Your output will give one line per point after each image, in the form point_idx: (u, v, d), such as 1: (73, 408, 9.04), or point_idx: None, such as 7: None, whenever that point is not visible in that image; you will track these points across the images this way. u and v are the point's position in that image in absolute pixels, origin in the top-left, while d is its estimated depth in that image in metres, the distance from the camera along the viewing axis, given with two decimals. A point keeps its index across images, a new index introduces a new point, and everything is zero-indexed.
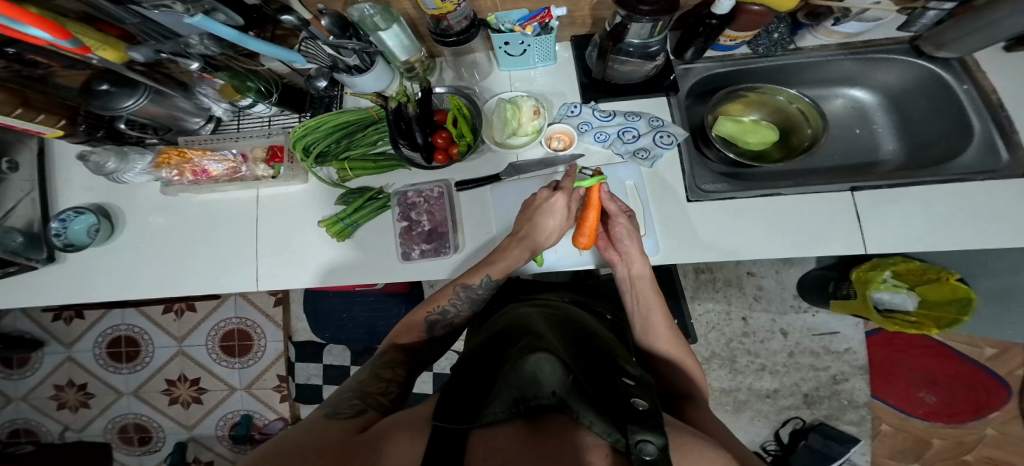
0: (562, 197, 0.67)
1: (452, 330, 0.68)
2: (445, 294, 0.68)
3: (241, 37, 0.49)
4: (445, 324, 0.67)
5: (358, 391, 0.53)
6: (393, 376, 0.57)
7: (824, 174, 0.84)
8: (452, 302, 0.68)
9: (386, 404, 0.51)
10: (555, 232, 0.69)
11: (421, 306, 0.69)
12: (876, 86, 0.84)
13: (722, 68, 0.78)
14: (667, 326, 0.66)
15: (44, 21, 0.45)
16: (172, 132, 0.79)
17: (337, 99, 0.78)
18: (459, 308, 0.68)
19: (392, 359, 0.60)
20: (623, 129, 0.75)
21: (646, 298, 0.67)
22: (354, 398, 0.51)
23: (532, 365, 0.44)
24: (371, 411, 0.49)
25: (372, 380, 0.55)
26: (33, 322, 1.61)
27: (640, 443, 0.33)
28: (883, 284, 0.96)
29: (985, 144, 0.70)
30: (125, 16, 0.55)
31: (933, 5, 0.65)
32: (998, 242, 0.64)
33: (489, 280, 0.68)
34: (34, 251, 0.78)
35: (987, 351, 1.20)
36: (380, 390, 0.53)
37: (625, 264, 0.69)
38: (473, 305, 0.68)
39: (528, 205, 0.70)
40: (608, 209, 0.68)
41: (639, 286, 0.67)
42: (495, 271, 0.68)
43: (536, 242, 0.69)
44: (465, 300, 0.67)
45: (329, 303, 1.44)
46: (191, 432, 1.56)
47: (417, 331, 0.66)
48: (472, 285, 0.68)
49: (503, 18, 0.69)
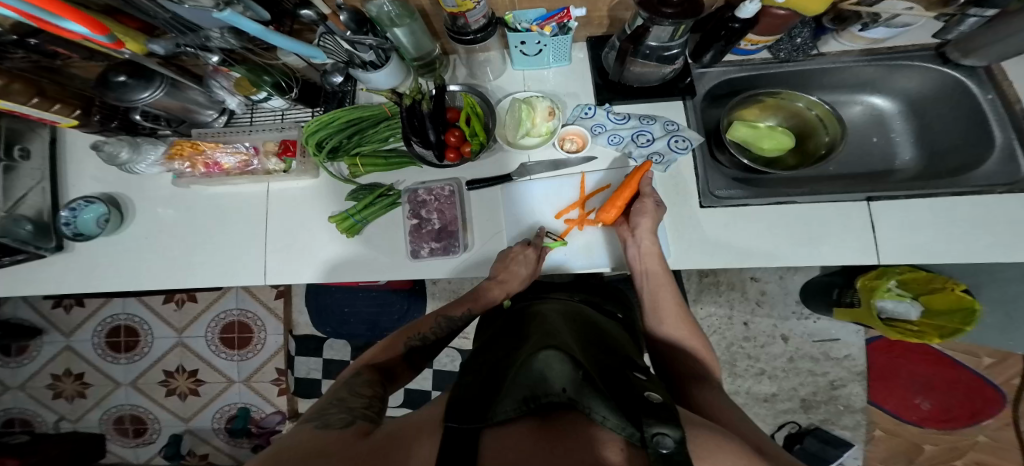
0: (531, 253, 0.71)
1: (427, 353, 0.69)
2: (425, 324, 0.71)
3: (265, 32, 0.49)
4: (423, 348, 0.69)
5: (344, 405, 0.51)
6: (372, 392, 0.56)
7: (838, 182, 0.83)
8: (431, 329, 0.70)
9: (372, 415, 0.50)
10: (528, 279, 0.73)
11: (398, 331, 0.70)
12: (895, 93, 0.84)
13: (740, 72, 0.78)
14: (672, 302, 0.66)
15: (87, 18, 0.46)
16: (185, 124, 0.78)
17: (350, 94, 0.78)
18: (438, 333, 0.70)
19: (370, 378, 0.59)
20: (637, 132, 0.76)
21: (654, 277, 0.67)
22: (340, 411, 0.49)
23: (541, 364, 0.45)
24: (361, 421, 0.48)
25: (354, 397, 0.53)
26: (33, 310, 1.60)
27: (657, 436, 0.33)
28: (887, 293, 0.96)
29: (1007, 155, 0.69)
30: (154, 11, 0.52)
31: (973, 12, 0.62)
32: (1005, 254, 0.64)
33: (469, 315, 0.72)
34: (43, 240, 0.78)
35: (984, 360, 1.19)
36: (363, 404, 0.52)
37: (639, 260, 0.68)
38: (450, 331, 0.71)
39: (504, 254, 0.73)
40: (642, 191, 0.70)
41: (649, 266, 0.67)
42: (475, 306, 0.72)
43: (513, 288, 0.72)
44: (444, 327, 0.70)
45: (333, 298, 1.44)
46: (187, 424, 1.57)
47: (394, 352, 0.66)
48: (453, 317, 0.72)
49: (519, 18, 0.69)
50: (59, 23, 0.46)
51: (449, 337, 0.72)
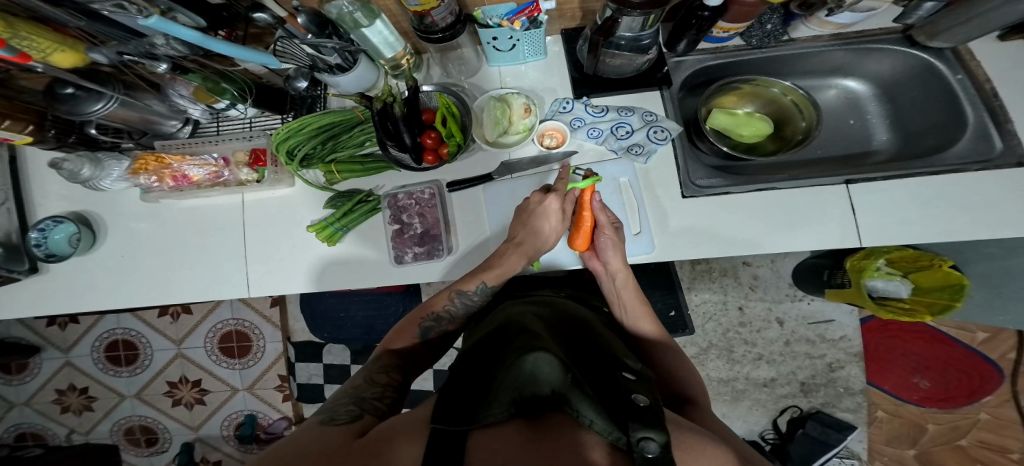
0: (553, 201, 0.67)
1: (445, 335, 0.67)
2: (440, 301, 0.67)
3: (204, 39, 0.47)
4: (439, 331, 0.66)
5: (355, 396, 0.51)
6: (388, 380, 0.56)
7: (817, 165, 0.83)
8: (446, 310, 0.67)
9: (382, 409, 0.50)
10: (549, 242, 0.70)
11: (415, 312, 0.68)
12: (868, 76, 0.82)
13: (714, 60, 0.77)
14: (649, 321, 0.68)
15: None
16: (148, 135, 0.76)
17: (320, 99, 0.76)
18: (454, 315, 0.67)
19: (387, 364, 0.58)
20: (616, 124, 0.74)
21: (631, 307, 0.68)
22: (351, 401, 0.50)
23: (531, 364, 0.42)
24: (369, 414, 0.47)
25: (366, 385, 0.53)
26: (28, 329, 1.58)
27: (642, 441, 0.32)
28: (877, 273, 0.94)
29: (979, 133, 0.68)
30: (68, 19, 0.50)
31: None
32: (1002, 232, 0.63)
33: (484, 287, 0.67)
34: (15, 262, 0.76)
35: (979, 336, 1.20)
36: (376, 395, 0.52)
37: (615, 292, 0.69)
38: (468, 312, 0.68)
39: (521, 210, 0.70)
40: (599, 221, 0.67)
41: (624, 296, 0.68)
42: (490, 278, 0.67)
43: (532, 249, 0.68)
44: (461, 308, 0.67)
45: (326, 303, 1.42)
46: (196, 432, 1.56)
47: (410, 336, 0.64)
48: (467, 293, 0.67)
49: (489, 13, 0.66)
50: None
51: (469, 318, 0.69)
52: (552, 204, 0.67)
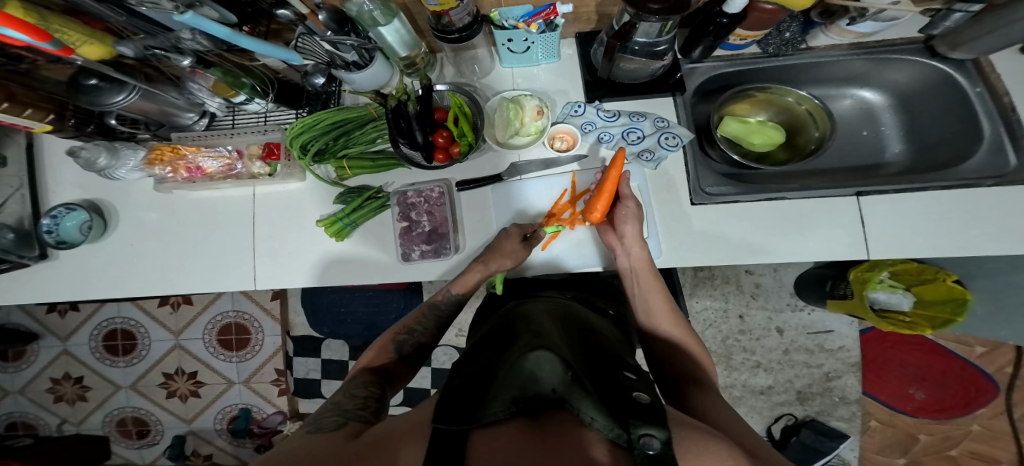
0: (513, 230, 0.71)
1: (421, 349, 0.68)
2: (414, 315, 0.71)
3: (233, 35, 0.49)
4: (414, 342, 0.68)
5: (337, 408, 0.51)
6: (368, 393, 0.56)
7: (824, 175, 0.83)
8: (420, 321, 0.70)
9: (367, 416, 0.50)
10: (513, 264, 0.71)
11: (392, 330, 0.70)
12: (885, 86, 0.83)
13: (730, 67, 0.77)
14: (665, 305, 0.66)
15: (21, 23, 0.45)
16: (164, 127, 0.77)
17: (335, 95, 0.76)
18: (426, 326, 0.69)
19: (365, 380, 0.59)
20: (628, 129, 0.74)
21: (643, 279, 0.66)
22: (334, 413, 0.49)
23: (531, 364, 0.43)
24: (355, 422, 0.48)
25: (348, 399, 0.53)
26: (28, 316, 1.58)
27: (644, 438, 0.32)
28: (880, 284, 0.96)
29: (993, 149, 0.69)
30: (109, 15, 0.51)
31: (959, 7, 0.63)
32: (1003, 247, 0.64)
33: (451, 297, 0.70)
34: (26, 248, 0.77)
35: (977, 349, 1.21)
36: (358, 405, 0.52)
37: (626, 258, 0.68)
38: (438, 324, 0.70)
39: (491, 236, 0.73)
40: (623, 192, 0.70)
41: (638, 274, 0.67)
42: (456, 288, 0.70)
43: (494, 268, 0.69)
44: (432, 318, 0.69)
45: (329, 298, 1.43)
46: (189, 425, 1.56)
47: (388, 352, 0.65)
48: (438, 304, 0.70)
49: (505, 15, 0.67)
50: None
51: (442, 330, 0.71)
52: (513, 229, 0.71)
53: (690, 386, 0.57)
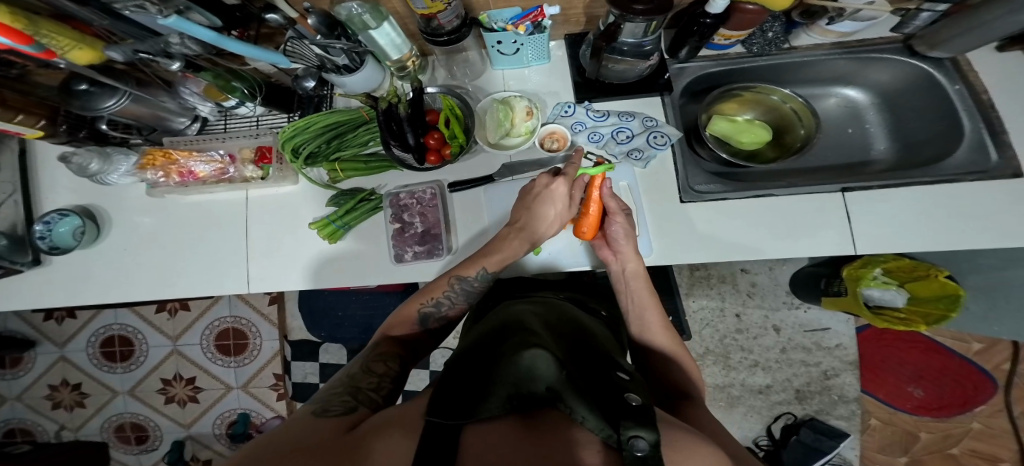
0: (562, 183, 0.66)
1: (446, 321, 0.68)
2: (440, 287, 0.67)
3: (221, 38, 0.49)
4: (441, 315, 0.67)
5: (350, 386, 0.51)
6: (385, 370, 0.56)
7: (814, 174, 0.84)
8: (446, 294, 0.67)
9: (377, 401, 0.50)
10: (554, 225, 0.68)
11: (415, 297, 0.69)
12: (868, 85, 0.84)
13: (716, 67, 0.78)
14: (660, 321, 0.66)
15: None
16: (156, 132, 0.77)
17: (327, 99, 0.77)
18: (455, 300, 0.67)
19: (386, 352, 0.59)
20: (617, 129, 0.75)
21: (639, 296, 0.67)
22: (346, 392, 0.50)
23: (528, 361, 0.44)
24: (364, 408, 0.47)
25: (363, 375, 0.54)
26: (25, 322, 1.58)
27: (632, 439, 0.32)
28: (874, 281, 0.96)
29: (974, 145, 0.70)
30: (93, 18, 0.51)
31: (926, 7, 0.65)
32: (995, 243, 0.64)
33: (484, 273, 0.67)
34: (20, 254, 0.77)
35: (974, 346, 1.22)
36: (371, 386, 0.52)
37: (619, 263, 0.69)
38: (468, 299, 0.68)
39: (527, 192, 0.69)
40: (608, 207, 0.67)
41: (633, 285, 0.67)
42: (491, 265, 0.67)
43: (536, 233, 0.68)
44: (461, 293, 0.67)
45: (325, 302, 1.43)
46: (188, 430, 1.56)
47: (410, 324, 0.65)
48: (468, 278, 0.67)
49: (495, 17, 0.68)
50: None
51: (468, 304, 0.70)
52: (559, 185, 0.66)
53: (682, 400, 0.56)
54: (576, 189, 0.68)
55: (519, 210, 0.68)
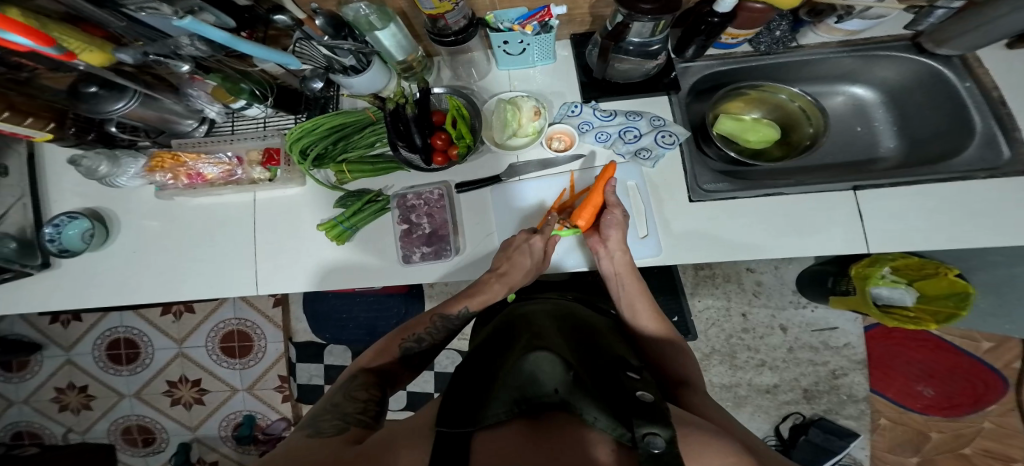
0: (539, 240, 0.68)
1: (424, 354, 0.66)
2: (420, 324, 0.68)
3: (233, 39, 0.49)
4: (421, 349, 0.66)
5: (338, 412, 0.51)
6: (368, 396, 0.55)
7: (821, 172, 0.83)
8: (428, 330, 0.67)
9: (367, 421, 0.50)
10: (532, 273, 0.70)
11: (396, 332, 0.68)
12: (875, 83, 0.83)
13: (722, 66, 0.78)
14: (649, 309, 0.67)
15: (23, 27, 0.45)
16: (164, 135, 0.78)
17: (333, 100, 0.78)
18: (436, 335, 0.67)
19: (365, 381, 0.57)
20: (624, 128, 0.75)
21: (630, 287, 0.67)
22: (334, 417, 0.49)
23: (531, 364, 0.45)
24: (354, 427, 0.48)
25: (347, 402, 0.53)
26: (31, 326, 1.59)
27: (647, 436, 0.32)
28: (882, 280, 0.95)
29: (986, 140, 0.69)
30: (110, 20, 0.54)
31: (941, 3, 0.63)
32: (1008, 240, 0.63)
33: (467, 311, 0.68)
34: (29, 257, 0.77)
35: (983, 345, 1.21)
36: (358, 409, 0.52)
37: (610, 264, 0.68)
38: (449, 333, 0.68)
39: (505, 245, 0.70)
40: (608, 201, 0.70)
41: (623, 280, 0.67)
42: (474, 304, 0.68)
43: (515, 280, 0.68)
44: (443, 328, 0.67)
45: (330, 304, 1.44)
46: (194, 432, 1.56)
47: (390, 354, 0.64)
48: (449, 315, 0.68)
49: (501, 18, 0.68)
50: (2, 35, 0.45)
51: (448, 338, 0.69)
52: (536, 241, 0.69)
53: (679, 386, 0.57)
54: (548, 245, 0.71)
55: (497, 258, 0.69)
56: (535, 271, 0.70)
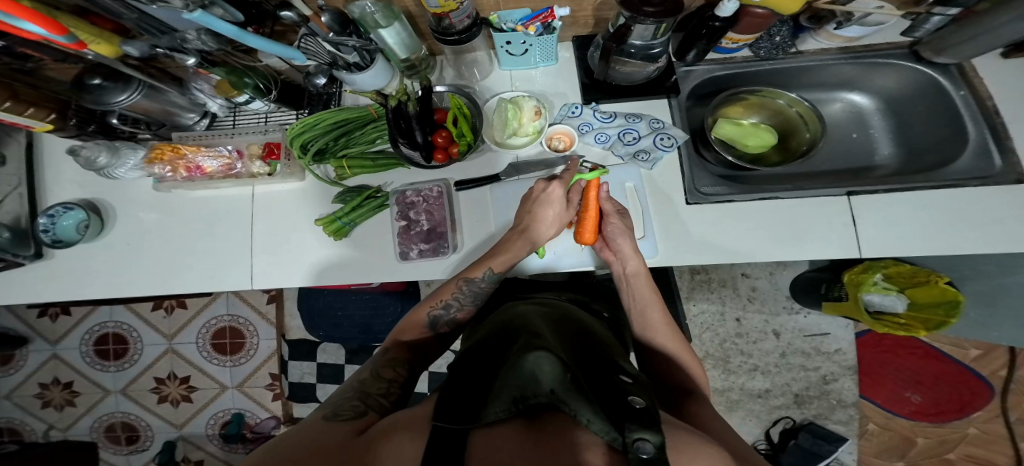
0: (558, 187, 0.67)
1: (456, 323, 0.67)
2: (447, 290, 0.67)
3: (241, 33, 0.49)
4: (450, 317, 0.66)
5: (360, 391, 0.51)
6: (394, 376, 0.55)
7: (819, 178, 0.85)
8: (455, 296, 0.66)
9: (387, 405, 0.49)
10: (556, 227, 0.69)
11: (425, 302, 0.68)
12: (874, 91, 0.85)
13: (723, 71, 0.79)
14: (662, 316, 0.66)
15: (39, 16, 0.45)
16: (165, 127, 0.77)
17: (335, 96, 0.78)
18: (464, 301, 0.66)
19: (395, 357, 0.58)
20: (624, 130, 0.76)
21: (641, 295, 0.67)
22: (354, 397, 0.49)
23: (532, 364, 0.43)
24: (372, 412, 0.47)
25: (372, 380, 0.53)
26: (18, 319, 1.57)
27: (637, 442, 0.32)
28: (875, 287, 0.96)
29: (979, 150, 0.71)
30: (120, 10, 0.53)
31: (938, 11, 0.65)
32: (993, 248, 0.65)
33: (491, 274, 0.67)
34: (22, 247, 0.76)
35: (971, 352, 1.23)
36: (381, 390, 0.51)
37: (620, 263, 0.69)
38: (476, 300, 0.67)
39: (525, 199, 0.70)
40: (605, 209, 0.70)
41: (634, 284, 0.68)
42: (497, 265, 0.67)
43: (537, 236, 0.68)
44: (470, 293, 0.66)
45: (325, 301, 1.42)
46: (180, 430, 1.54)
47: (422, 327, 0.64)
48: (474, 279, 0.67)
49: (506, 18, 0.70)
50: (18, 24, 0.45)
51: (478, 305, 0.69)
52: (556, 188, 0.67)
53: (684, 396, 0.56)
54: (574, 195, 0.70)
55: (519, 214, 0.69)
56: (559, 225, 0.69)
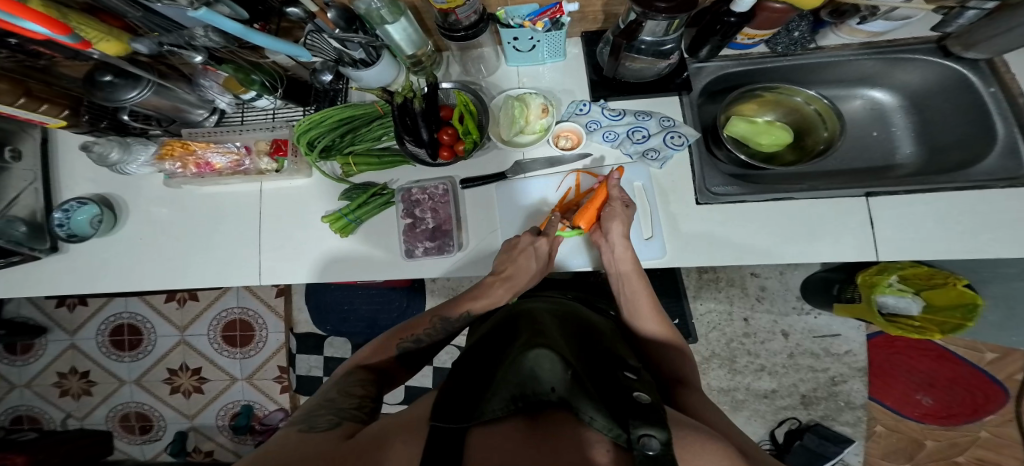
0: (544, 243, 0.69)
1: (422, 355, 0.67)
2: (422, 324, 0.68)
3: (246, 30, 0.50)
4: (417, 350, 0.66)
5: (332, 406, 0.50)
6: (364, 393, 0.55)
7: (834, 177, 0.83)
8: (428, 330, 0.67)
9: (361, 417, 0.50)
10: (536, 275, 0.72)
11: (394, 331, 0.68)
12: (896, 86, 0.82)
13: (737, 67, 0.77)
14: (653, 308, 0.66)
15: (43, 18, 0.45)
16: (175, 123, 0.78)
17: (342, 92, 0.77)
18: (434, 337, 0.67)
19: (363, 378, 0.58)
20: (633, 128, 0.74)
21: (636, 289, 0.66)
22: (329, 411, 0.49)
23: (531, 362, 0.43)
24: (348, 422, 0.48)
25: (343, 397, 0.53)
26: (37, 309, 1.61)
27: (643, 438, 0.32)
28: (888, 288, 0.93)
29: (1008, 148, 0.68)
30: (126, 9, 0.53)
31: (972, 5, 0.62)
32: (1015, 251, 0.63)
33: (468, 315, 0.69)
34: (37, 241, 0.78)
35: (988, 355, 1.18)
36: (353, 405, 0.51)
37: (613, 264, 0.68)
38: (448, 336, 0.68)
39: (509, 246, 0.70)
40: (610, 194, 0.70)
41: (627, 278, 0.67)
42: (477, 307, 0.69)
43: (519, 284, 0.70)
44: (443, 330, 0.67)
45: (332, 296, 1.44)
46: (191, 421, 1.57)
47: (388, 352, 0.64)
48: (450, 318, 0.68)
49: (512, 14, 0.68)
50: (20, 23, 0.45)
51: (447, 339, 0.70)
52: (541, 243, 0.70)
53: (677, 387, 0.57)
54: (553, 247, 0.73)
55: (502, 261, 0.70)
56: (540, 272, 0.73)
